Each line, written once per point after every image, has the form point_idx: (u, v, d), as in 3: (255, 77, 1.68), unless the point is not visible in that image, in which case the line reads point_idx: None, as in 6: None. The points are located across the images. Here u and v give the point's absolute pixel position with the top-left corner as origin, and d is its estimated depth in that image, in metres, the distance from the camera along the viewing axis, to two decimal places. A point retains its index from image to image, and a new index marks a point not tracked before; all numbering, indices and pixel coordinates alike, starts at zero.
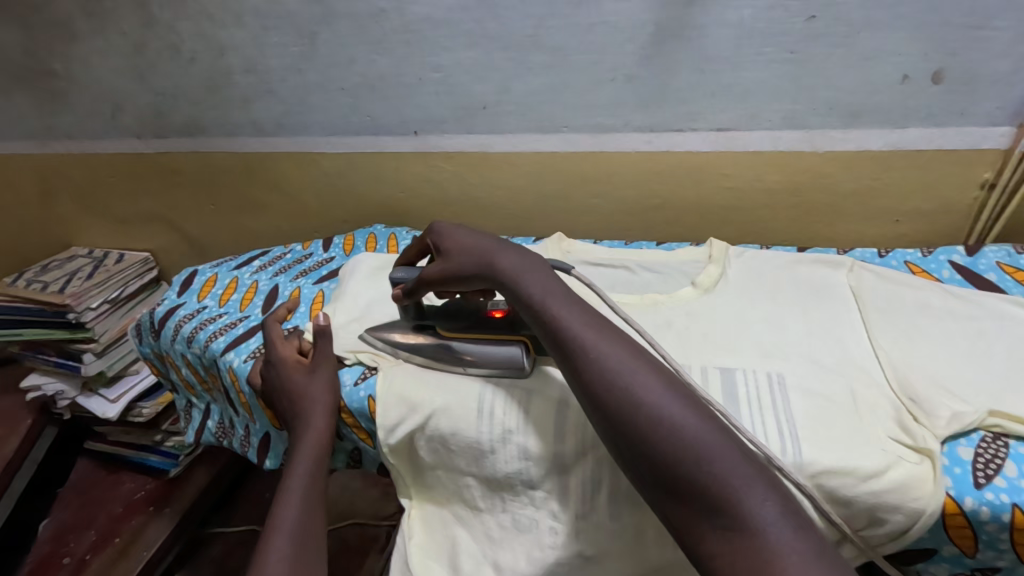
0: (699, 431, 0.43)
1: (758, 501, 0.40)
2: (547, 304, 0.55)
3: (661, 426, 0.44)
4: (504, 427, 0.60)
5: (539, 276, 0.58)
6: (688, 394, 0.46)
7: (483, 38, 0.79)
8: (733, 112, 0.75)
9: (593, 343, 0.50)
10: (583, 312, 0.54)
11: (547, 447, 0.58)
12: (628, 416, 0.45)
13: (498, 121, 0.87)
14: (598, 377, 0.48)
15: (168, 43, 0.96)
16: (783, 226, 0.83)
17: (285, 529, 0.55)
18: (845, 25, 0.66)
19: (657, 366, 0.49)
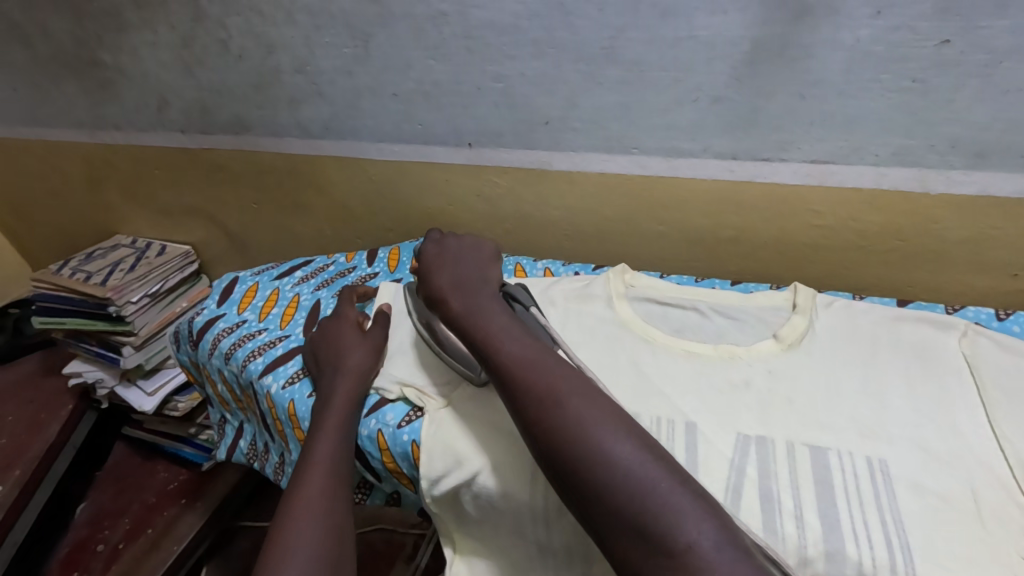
0: (632, 456, 0.42)
1: (693, 533, 0.38)
2: (492, 336, 0.54)
3: (593, 456, 0.43)
4: (560, 497, 0.54)
5: (487, 307, 0.58)
6: (618, 417, 0.46)
7: (553, 48, 0.72)
8: (832, 143, 0.68)
9: (530, 374, 0.49)
10: (519, 340, 0.53)
11: None
12: (561, 446, 0.44)
13: (562, 138, 0.80)
14: (535, 407, 0.47)
15: (217, 39, 0.92)
16: (877, 269, 0.74)
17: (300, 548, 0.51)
18: (984, 53, 0.57)
19: (590, 389, 0.48)
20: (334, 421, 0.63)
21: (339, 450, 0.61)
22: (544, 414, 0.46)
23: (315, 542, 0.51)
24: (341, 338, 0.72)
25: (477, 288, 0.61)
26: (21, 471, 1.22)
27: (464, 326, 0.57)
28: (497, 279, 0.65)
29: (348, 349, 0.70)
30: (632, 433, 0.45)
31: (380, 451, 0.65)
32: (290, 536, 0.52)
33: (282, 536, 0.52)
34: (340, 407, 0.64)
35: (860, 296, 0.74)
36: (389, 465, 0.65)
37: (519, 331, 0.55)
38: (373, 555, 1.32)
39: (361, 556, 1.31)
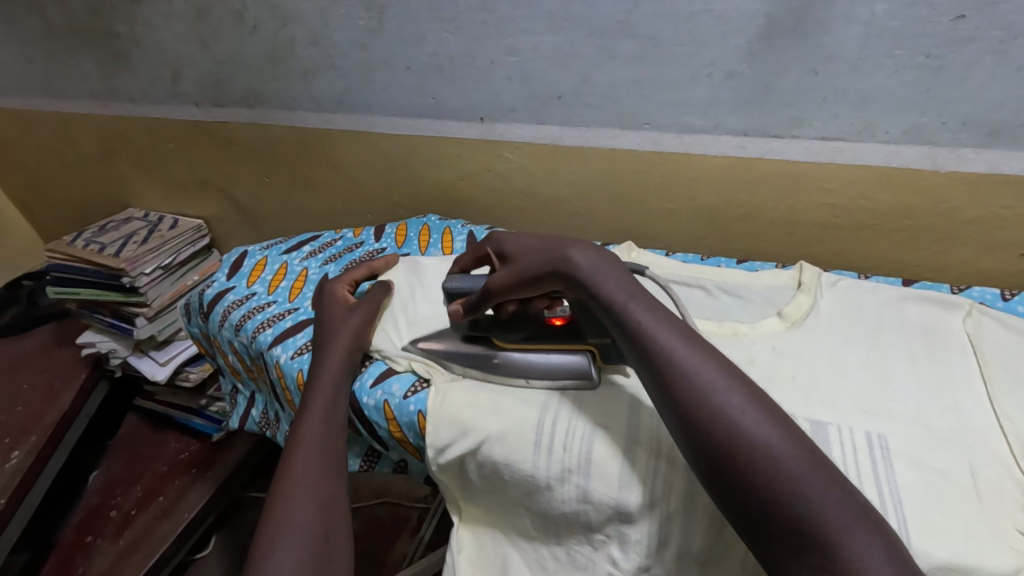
0: (801, 465, 0.38)
1: (862, 547, 0.35)
2: (631, 308, 0.48)
3: (759, 458, 0.38)
4: (563, 465, 0.55)
5: (620, 277, 0.51)
6: (781, 416, 0.41)
7: (568, 21, 0.72)
8: (844, 120, 0.68)
9: (677, 355, 0.44)
10: (664, 316, 0.47)
11: (610, 493, 0.53)
12: (718, 440, 0.40)
13: (573, 114, 0.80)
14: (688, 393, 0.42)
15: (232, 10, 0.92)
16: (884, 249, 0.75)
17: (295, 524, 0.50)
18: (1000, 29, 0.57)
19: (746, 381, 0.43)
20: (322, 402, 0.63)
21: (328, 428, 0.61)
22: (699, 401, 0.41)
23: (307, 516, 0.51)
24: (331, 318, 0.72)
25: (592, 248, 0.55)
26: (38, 436, 1.24)
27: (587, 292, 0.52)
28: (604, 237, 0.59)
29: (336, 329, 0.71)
30: (795, 435, 0.40)
31: (387, 421, 0.66)
32: (281, 514, 0.51)
33: (274, 515, 0.51)
34: (329, 387, 0.65)
35: (867, 275, 0.75)
36: (395, 434, 0.66)
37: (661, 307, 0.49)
38: (379, 526, 1.34)
39: (368, 527, 1.34)
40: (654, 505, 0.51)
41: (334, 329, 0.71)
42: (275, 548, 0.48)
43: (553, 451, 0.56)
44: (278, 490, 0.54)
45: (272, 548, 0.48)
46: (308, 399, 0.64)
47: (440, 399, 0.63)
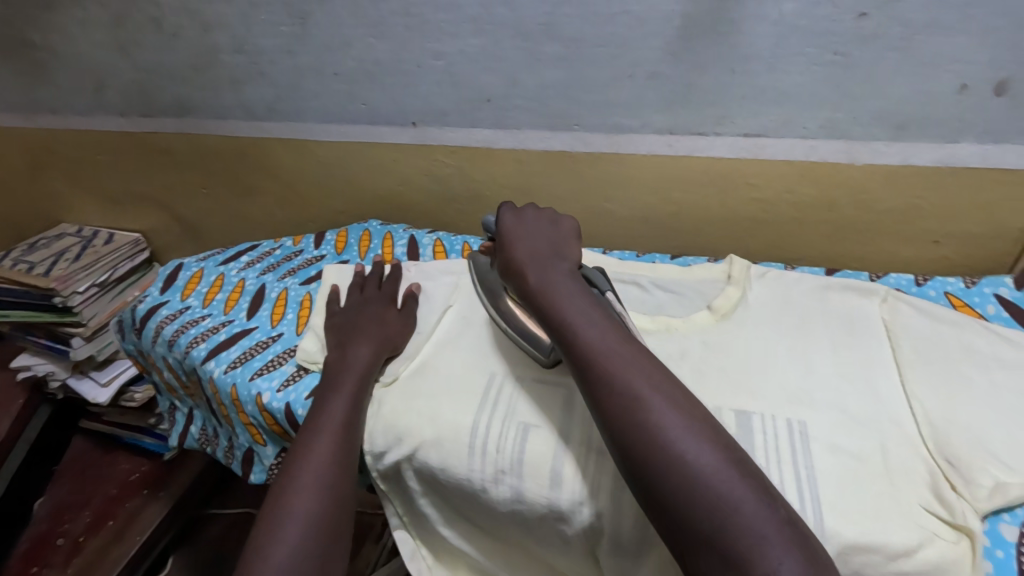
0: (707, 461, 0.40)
1: (781, 566, 0.36)
2: (569, 319, 0.51)
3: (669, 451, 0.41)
4: (496, 467, 0.54)
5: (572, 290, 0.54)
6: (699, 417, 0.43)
7: (492, 24, 0.71)
8: (764, 118, 0.69)
9: (603, 357, 0.47)
10: (596, 324, 0.50)
11: (542, 493, 0.52)
12: (637, 440, 0.42)
13: (505, 116, 0.80)
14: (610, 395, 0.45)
15: (150, 17, 0.88)
16: (812, 240, 0.77)
17: (299, 518, 0.51)
18: (902, 26, 0.59)
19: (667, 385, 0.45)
20: (348, 386, 0.61)
21: (348, 416, 0.59)
22: (622, 402, 0.44)
23: (312, 508, 0.51)
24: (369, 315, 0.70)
25: (557, 266, 0.57)
26: None
27: (542, 306, 0.54)
28: (575, 258, 0.60)
29: (373, 328, 0.68)
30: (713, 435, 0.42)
31: None
32: (290, 504, 0.52)
33: (283, 501, 0.52)
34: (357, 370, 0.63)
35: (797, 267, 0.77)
36: None
37: (602, 315, 0.51)
38: None
39: None
40: (584, 503, 0.51)
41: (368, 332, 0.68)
42: (278, 538, 0.49)
43: (516, 442, 0.55)
44: (291, 474, 0.54)
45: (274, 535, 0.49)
46: (335, 380, 0.62)
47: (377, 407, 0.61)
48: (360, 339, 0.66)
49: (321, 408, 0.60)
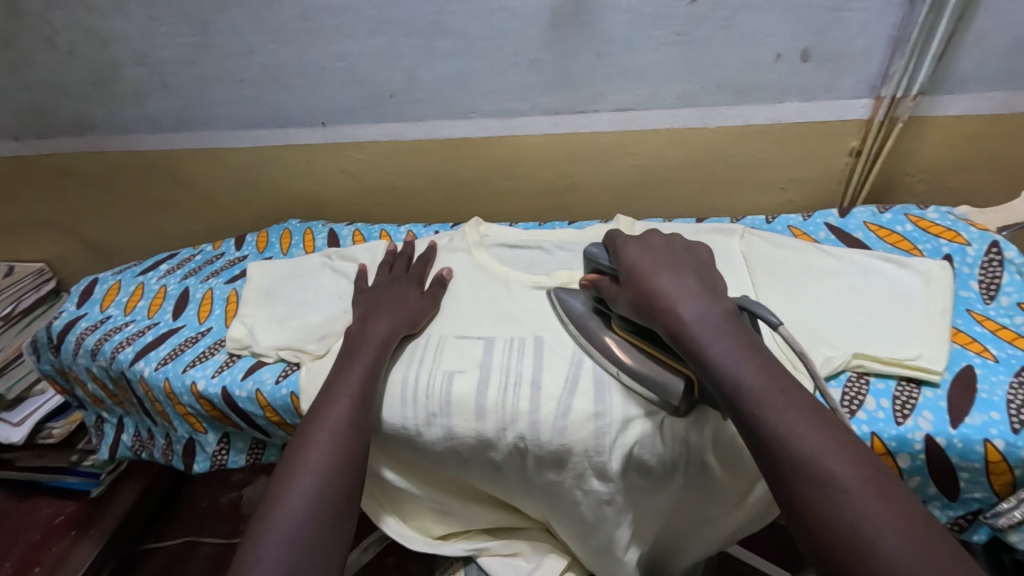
0: (891, 518, 0.37)
1: None
2: (710, 348, 0.46)
3: (846, 510, 0.38)
4: (427, 411, 0.59)
5: (700, 310, 0.48)
6: (865, 459, 0.40)
7: (385, 24, 0.78)
8: (632, 93, 0.80)
9: (758, 390, 0.43)
10: (739, 351, 0.45)
11: (469, 425, 0.58)
12: (806, 490, 0.39)
13: (408, 110, 0.87)
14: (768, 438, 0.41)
15: (42, 35, 0.88)
16: (685, 196, 0.90)
17: (314, 470, 0.51)
18: (724, 8, 0.71)
19: (825, 422, 0.41)
20: (364, 355, 0.62)
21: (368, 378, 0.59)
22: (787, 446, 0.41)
23: (325, 458, 0.52)
24: (390, 308, 0.68)
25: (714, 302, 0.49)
26: None
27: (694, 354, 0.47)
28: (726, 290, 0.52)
29: (393, 317, 0.66)
30: (886, 480, 0.39)
31: (262, 408, 0.68)
32: (302, 455, 0.53)
33: (295, 453, 0.53)
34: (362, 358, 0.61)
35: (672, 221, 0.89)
36: (272, 418, 0.69)
37: (740, 339, 0.46)
38: None
39: None
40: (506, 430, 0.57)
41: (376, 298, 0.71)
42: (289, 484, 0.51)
43: (499, 383, 0.59)
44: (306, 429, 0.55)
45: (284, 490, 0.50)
46: (352, 349, 0.63)
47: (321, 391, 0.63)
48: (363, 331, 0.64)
49: (337, 372, 0.60)
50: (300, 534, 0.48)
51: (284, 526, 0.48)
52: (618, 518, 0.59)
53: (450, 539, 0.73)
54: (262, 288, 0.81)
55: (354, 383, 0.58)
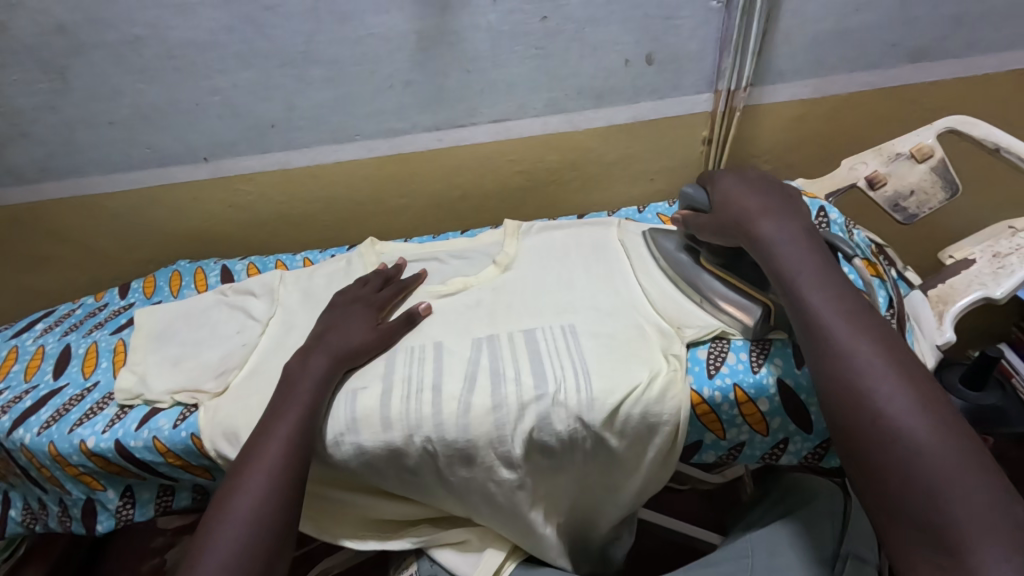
0: (1002, 544, 0.39)
1: None
2: (825, 322, 0.52)
3: (938, 495, 0.42)
4: (519, 398, 0.61)
5: (825, 286, 0.54)
6: (978, 465, 0.43)
7: (519, 21, 0.78)
8: None
9: (866, 360, 0.49)
10: (867, 330, 0.51)
11: (586, 409, 0.61)
12: (874, 440, 0.46)
13: (547, 103, 0.87)
14: (853, 395, 0.48)
15: None
16: (850, 169, 0.79)
17: (265, 465, 0.57)
18: None
19: (937, 411, 0.45)
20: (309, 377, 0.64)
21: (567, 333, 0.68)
22: (864, 406, 0.47)
23: (275, 462, 0.57)
24: (775, 206, 0.63)
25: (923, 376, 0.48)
26: None
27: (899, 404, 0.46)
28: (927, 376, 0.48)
29: (773, 200, 0.63)
30: (991, 483, 0.42)
31: None
32: (258, 450, 0.58)
33: (254, 448, 0.59)
34: (796, 243, 0.59)
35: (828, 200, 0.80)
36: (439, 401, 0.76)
37: (863, 319, 0.51)
38: None
39: None
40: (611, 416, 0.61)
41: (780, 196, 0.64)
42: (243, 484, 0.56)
43: (487, 384, 0.63)
44: (266, 427, 0.60)
45: (244, 480, 0.56)
46: (291, 378, 0.65)
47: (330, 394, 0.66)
48: (755, 210, 0.62)
49: (288, 394, 0.63)
50: (241, 534, 0.53)
51: (237, 524, 0.53)
52: (530, 502, 0.65)
53: (400, 531, 0.73)
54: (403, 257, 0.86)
55: (799, 251, 0.57)
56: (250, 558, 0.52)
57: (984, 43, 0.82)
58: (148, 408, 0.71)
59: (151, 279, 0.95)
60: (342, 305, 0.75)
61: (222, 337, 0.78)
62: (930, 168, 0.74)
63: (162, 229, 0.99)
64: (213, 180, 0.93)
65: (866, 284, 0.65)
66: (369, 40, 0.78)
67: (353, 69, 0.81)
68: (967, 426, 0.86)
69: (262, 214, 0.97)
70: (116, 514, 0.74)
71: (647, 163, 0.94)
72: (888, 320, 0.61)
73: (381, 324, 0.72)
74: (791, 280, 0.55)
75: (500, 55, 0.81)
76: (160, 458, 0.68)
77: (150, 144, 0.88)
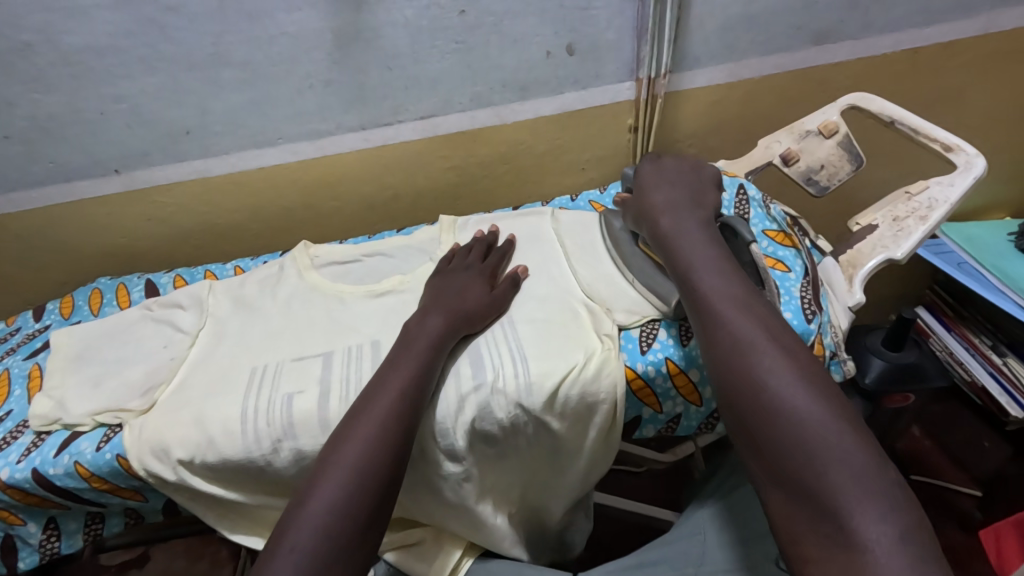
0: (878, 504, 0.40)
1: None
2: (717, 304, 0.55)
3: (813, 448, 0.44)
4: (460, 394, 0.61)
5: (715, 271, 0.58)
6: (857, 429, 0.45)
7: (435, 16, 0.77)
8: None
9: (751, 336, 0.52)
10: (751, 307, 0.55)
11: (528, 394, 0.61)
12: (748, 387, 0.49)
13: (470, 97, 0.87)
14: (732, 350, 0.52)
15: None
16: (766, 149, 0.83)
17: (375, 417, 0.55)
18: None
19: (820, 386, 0.48)
20: (421, 344, 0.62)
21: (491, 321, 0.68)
22: (755, 381, 0.49)
23: (357, 458, 0.52)
24: (672, 194, 0.68)
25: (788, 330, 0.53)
26: None
27: (767, 354, 0.50)
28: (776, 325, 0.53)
29: (678, 191, 0.69)
30: (863, 436, 0.44)
31: None
32: (339, 443, 0.54)
33: (368, 401, 0.57)
34: (691, 231, 0.63)
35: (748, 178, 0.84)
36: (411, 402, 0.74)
37: (751, 300, 0.55)
38: None
39: None
40: (551, 399, 0.61)
41: (686, 186, 0.69)
42: (323, 479, 0.51)
43: None
44: (350, 419, 0.56)
45: (346, 433, 0.55)
46: (408, 336, 0.63)
47: (265, 400, 0.64)
48: (659, 206, 0.67)
49: (404, 350, 0.62)
50: (343, 491, 0.51)
51: (331, 496, 0.50)
52: (476, 494, 0.65)
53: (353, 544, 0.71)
54: (338, 259, 0.84)
55: (691, 229, 0.63)
56: (348, 515, 0.50)
57: (877, 24, 0.88)
58: (68, 433, 0.67)
59: (68, 300, 0.89)
60: (449, 270, 0.74)
61: (149, 352, 0.75)
62: (838, 142, 0.79)
63: (77, 247, 0.94)
64: (129, 193, 0.89)
65: (783, 257, 0.69)
66: (283, 39, 0.76)
67: (268, 71, 0.79)
68: (890, 384, 0.92)
69: (187, 225, 0.93)
70: (40, 548, 0.70)
71: (577, 153, 0.96)
72: (804, 290, 0.65)
73: (490, 288, 0.71)
74: (688, 265, 0.60)
75: (420, 50, 0.80)
76: (84, 483, 0.65)
77: (55, 157, 0.83)
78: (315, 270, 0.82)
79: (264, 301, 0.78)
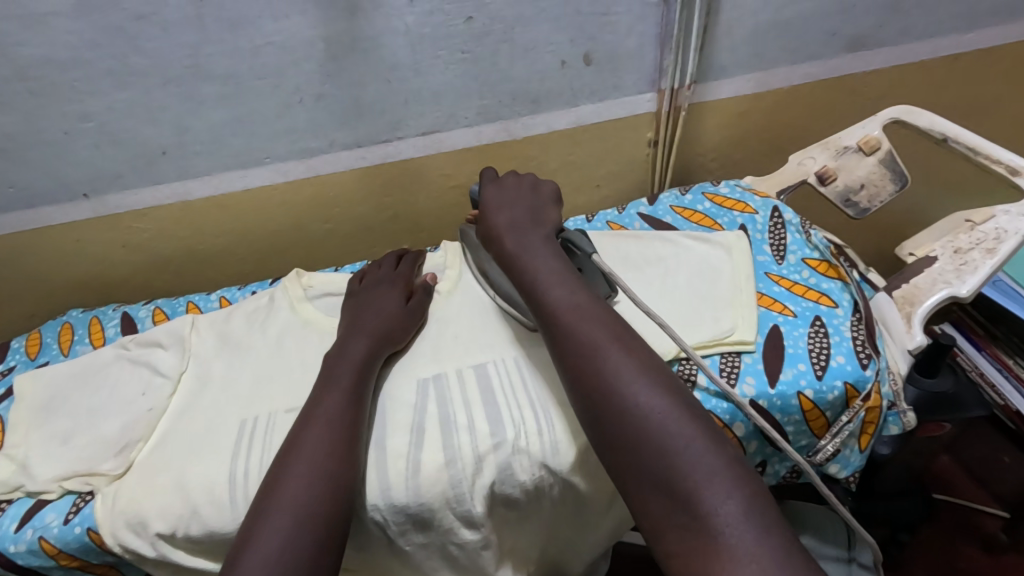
0: (724, 482, 0.40)
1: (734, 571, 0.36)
2: (557, 311, 0.52)
3: (667, 448, 0.42)
4: (476, 453, 0.54)
5: (558, 279, 0.54)
6: (698, 418, 0.44)
7: (438, 24, 0.70)
8: None
9: (596, 343, 0.49)
10: (595, 312, 0.51)
11: (553, 452, 0.55)
12: (604, 396, 0.46)
13: (476, 111, 0.80)
14: (584, 360, 0.48)
15: None
16: (799, 165, 0.77)
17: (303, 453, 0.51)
18: None
19: (661, 379, 0.47)
20: (346, 377, 0.57)
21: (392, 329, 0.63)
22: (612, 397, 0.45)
23: (298, 501, 0.47)
24: (521, 205, 0.64)
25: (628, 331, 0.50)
26: None
27: (608, 358, 0.48)
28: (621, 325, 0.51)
29: (520, 208, 0.64)
30: (700, 422, 0.44)
31: None
32: (280, 485, 0.49)
33: (296, 442, 0.52)
34: (539, 247, 0.59)
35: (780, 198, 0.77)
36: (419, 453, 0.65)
37: (590, 304, 0.52)
38: None
39: None
40: (580, 458, 0.55)
41: (519, 199, 0.65)
42: (274, 512, 0.47)
43: (437, 437, 0.56)
44: (282, 462, 0.50)
45: (282, 478, 0.49)
46: (330, 370, 0.58)
47: (256, 463, 0.57)
48: (502, 226, 0.62)
49: (329, 381, 0.57)
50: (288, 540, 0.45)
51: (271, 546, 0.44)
52: (497, 560, 0.58)
53: None
54: (332, 291, 0.76)
55: (533, 241, 0.60)
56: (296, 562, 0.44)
57: (917, 29, 0.81)
58: (32, 501, 0.61)
59: (35, 337, 0.81)
60: (364, 289, 0.70)
61: (123, 402, 0.66)
62: (879, 160, 0.72)
63: (45, 276, 0.85)
64: (101, 218, 0.80)
65: (828, 290, 0.64)
66: (269, 50, 0.68)
67: (252, 84, 0.71)
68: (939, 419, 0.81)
69: (167, 251, 0.85)
70: None
71: (590, 168, 0.89)
72: (856, 329, 0.59)
73: (408, 298, 0.68)
74: (534, 275, 0.56)
75: (421, 61, 0.73)
76: (49, 561, 0.58)
77: (15, 181, 0.75)
78: (309, 303, 0.74)
79: (253, 339, 0.70)
